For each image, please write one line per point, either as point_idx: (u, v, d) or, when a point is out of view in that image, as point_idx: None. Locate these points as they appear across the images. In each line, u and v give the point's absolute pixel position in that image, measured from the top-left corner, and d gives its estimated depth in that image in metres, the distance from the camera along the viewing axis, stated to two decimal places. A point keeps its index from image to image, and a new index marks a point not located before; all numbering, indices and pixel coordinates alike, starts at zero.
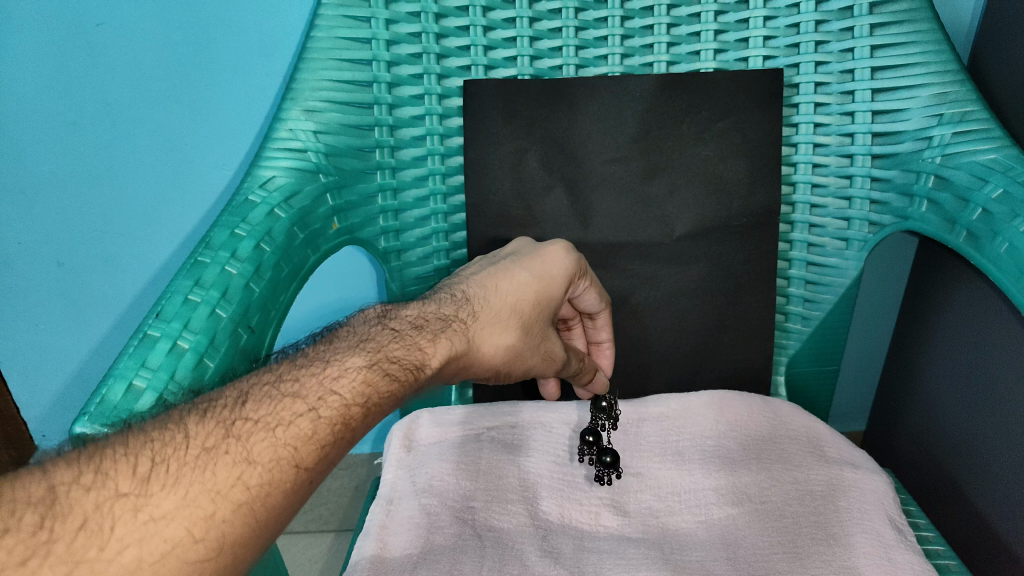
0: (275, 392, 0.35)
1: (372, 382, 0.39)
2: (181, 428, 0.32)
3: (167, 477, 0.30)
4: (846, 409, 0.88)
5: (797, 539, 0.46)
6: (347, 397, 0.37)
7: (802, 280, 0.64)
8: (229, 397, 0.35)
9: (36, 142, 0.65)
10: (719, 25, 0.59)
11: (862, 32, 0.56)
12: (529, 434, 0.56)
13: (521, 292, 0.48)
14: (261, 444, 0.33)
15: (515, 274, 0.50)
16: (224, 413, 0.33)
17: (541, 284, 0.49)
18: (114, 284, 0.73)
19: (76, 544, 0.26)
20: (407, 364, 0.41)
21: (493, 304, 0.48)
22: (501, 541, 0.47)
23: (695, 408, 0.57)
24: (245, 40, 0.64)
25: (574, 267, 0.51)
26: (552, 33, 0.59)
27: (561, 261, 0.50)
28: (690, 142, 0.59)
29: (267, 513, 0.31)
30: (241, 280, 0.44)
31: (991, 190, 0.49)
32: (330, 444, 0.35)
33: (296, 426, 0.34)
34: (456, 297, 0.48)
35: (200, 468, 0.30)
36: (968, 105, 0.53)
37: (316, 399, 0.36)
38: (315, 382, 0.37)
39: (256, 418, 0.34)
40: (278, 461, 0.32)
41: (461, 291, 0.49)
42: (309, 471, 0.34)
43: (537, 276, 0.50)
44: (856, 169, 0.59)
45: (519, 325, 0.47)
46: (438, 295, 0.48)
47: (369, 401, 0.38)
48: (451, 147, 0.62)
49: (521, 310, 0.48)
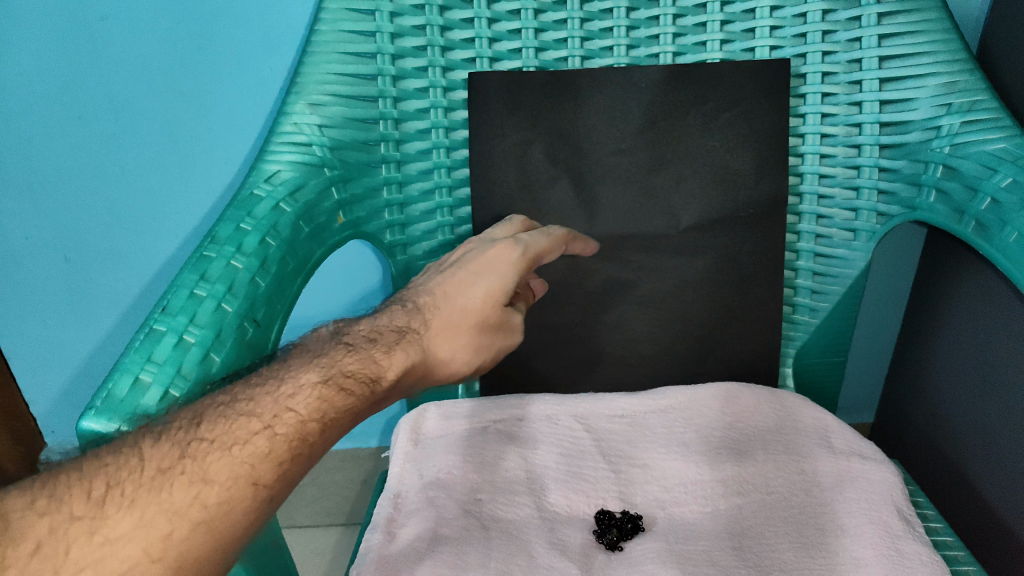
0: (230, 411, 0.35)
1: (328, 399, 0.38)
2: (136, 451, 0.33)
3: (122, 500, 0.31)
4: (854, 400, 0.87)
5: (803, 529, 0.46)
6: (303, 414, 0.36)
7: (809, 271, 0.64)
8: (184, 418, 0.35)
9: (41, 137, 0.65)
10: (725, 15, 0.58)
11: (870, 21, 0.56)
12: (535, 427, 0.55)
13: (472, 292, 0.47)
14: (217, 463, 0.33)
15: (466, 275, 0.48)
16: (179, 433, 0.34)
17: (493, 280, 0.47)
18: (120, 278, 0.74)
19: (29, 568, 0.29)
20: (363, 376, 0.40)
21: (452, 315, 0.46)
22: (509, 532, 0.47)
23: (703, 400, 0.57)
24: (249, 33, 0.64)
25: (522, 260, 0.49)
26: (557, 25, 0.58)
27: (508, 254, 0.49)
28: (696, 133, 0.59)
29: (227, 531, 0.33)
30: (247, 274, 0.44)
31: (1000, 179, 0.49)
32: (289, 461, 0.35)
33: (252, 444, 0.34)
34: (414, 306, 0.47)
35: (156, 490, 0.32)
36: (977, 94, 0.53)
37: (271, 416, 0.36)
38: (271, 400, 0.36)
39: (211, 438, 0.34)
40: (235, 480, 0.33)
41: (419, 300, 0.47)
42: (268, 489, 0.34)
43: (487, 273, 0.48)
44: (863, 160, 0.59)
45: (476, 327, 0.46)
46: (397, 305, 0.47)
47: (325, 417, 0.37)
48: (456, 140, 0.61)
49: (476, 310, 0.46)
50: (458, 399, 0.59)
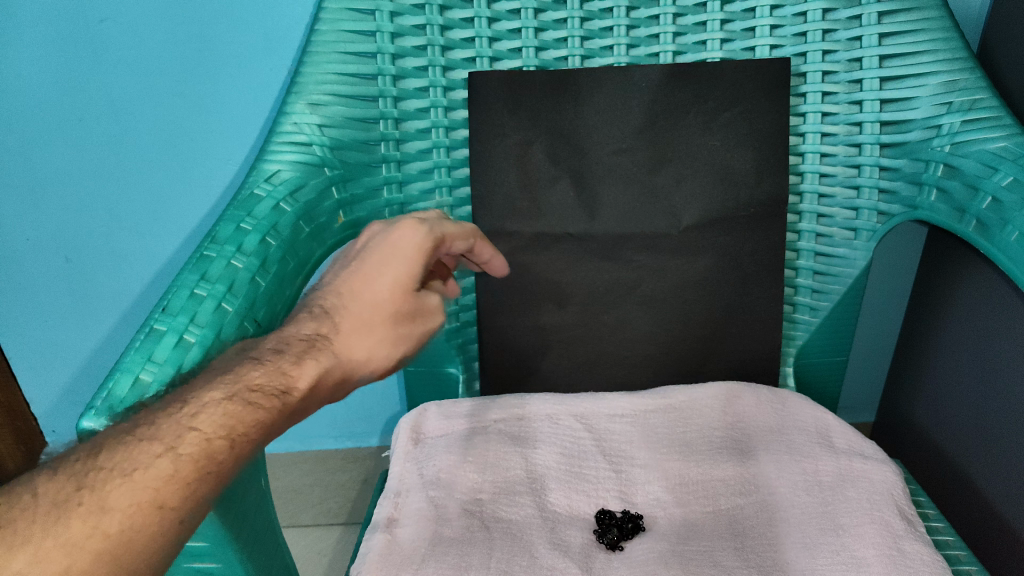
0: (128, 438, 0.30)
1: (236, 413, 0.33)
2: (28, 488, 0.28)
3: (12, 539, 0.26)
4: (856, 399, 0.87)
5: (805, 529, 0.46)
6: (210, 430, 0.31)
7: (810, 270, 0.64)
8: (82, 450, 0.30)
9: (41, 138, 0.65)
10: (725, 14, 0.58)
11: (870, 20, 0.56)
12: (536, 427, 0.55)
13: (381, 281, 0.41)
14: (118, 491, 0.28)
15: (372, 264, 0.42)
16: (75, 465, 0.29)
17: (400, 264, 0.42)
18: (121, 279, 0.74)
19: None
20: (271, 388, 0.34)
21: (359, 310, 0.40)
22: (510, 532, 0.47)
23: (704, 400, 0.57)
24: (250, 33, 0.64)
25: (428, 240, 0.43)
26: (557, 25, 0.58)
27: (412, 238, 0.43)
28: (697, 132, 0.59)
29: (136, 563, 0.27)
30: (247, 274, 0.44)
31: (1001, 178, 0.49)
32: (201, 481, 0.30)
33: (154, 468, 0.29)
34: (315, 309, 0.40)
35: (48, 526, 0.26)
36: (978, 93, 0.54)
37: (174, 436, 0.30)
38: (172, 421, 0.31)
39: (110, 465, 0.29)
40: (139, 506, 0.28)
41: (321, 302, 0.41)
42: (178, 512, 0.29)
43: (391, 257, 0.42)
44: (864, 159, 0.59)
45: (393, 318, 0.40)
46: (293, 314, 0.40)
47: (235, 431, 0.32)
48: (456, 140, 0.61)
49: (389, 300, 0.40)
50: (459, 399, 0.59)
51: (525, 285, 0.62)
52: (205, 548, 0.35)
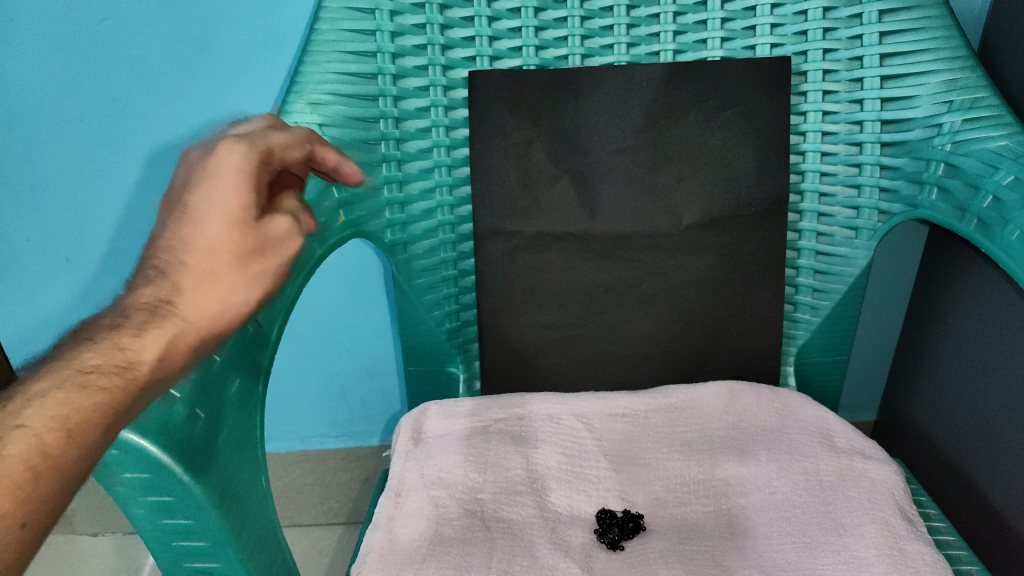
0: None
1: (68, 404, 0.28)
2: None
3: None
4: (856, 398, 0.87)
5: (807, 529, 0.45)
6: (40, 429, 0.27)
7: (811, 269, 0.63)
8: None
9: (42, 140, 0.65)
10: (726, 13, 0.58)
11: (871, 18, 0.56)
12: (537, 427, 0.55)
13: (212, 217, 0.33)
14: None
15: (198, 197, 0.34)
16: None
17: (230, 191, 0.34)
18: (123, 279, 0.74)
19: None
20: (108, 367, 0.30)
21: (193, 262, 0.33)
22: (511, 532, 0.47)
23: (704, 399, 0.57)
24: (249, 32, 0.64)
25: (253, 159, 0.35)
26: (557, 23, 0.58)
27: (232, 158, 0.34)
28: (698, 131, 0.59)
29: None
30: None
31: (1002, 177, 0.49)
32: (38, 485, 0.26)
33: None
34: (145, 273, 0.33)
35: None
36: (979, 91, 0.54)
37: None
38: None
39: None
40: None
41: (152, 264, 0.33)
42: (13, 521, 0.25)
43: (217, 186, 0.34)
44: (865, 158, 0.59)
45: (239, 257, 0.34)
46: (126, 285, 0.34)
47: (67, 427, 0.28)
48: (457, 139, 0.61)
49: (227, 237, 0.33)
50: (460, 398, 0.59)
51: (525, 284, 0.62)
52: (201, 547, 0.35)
